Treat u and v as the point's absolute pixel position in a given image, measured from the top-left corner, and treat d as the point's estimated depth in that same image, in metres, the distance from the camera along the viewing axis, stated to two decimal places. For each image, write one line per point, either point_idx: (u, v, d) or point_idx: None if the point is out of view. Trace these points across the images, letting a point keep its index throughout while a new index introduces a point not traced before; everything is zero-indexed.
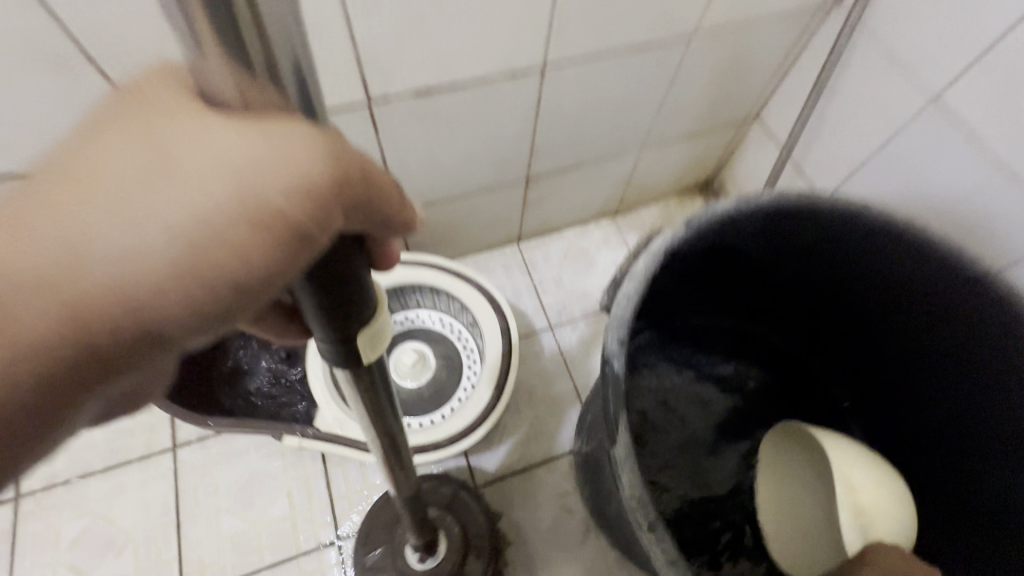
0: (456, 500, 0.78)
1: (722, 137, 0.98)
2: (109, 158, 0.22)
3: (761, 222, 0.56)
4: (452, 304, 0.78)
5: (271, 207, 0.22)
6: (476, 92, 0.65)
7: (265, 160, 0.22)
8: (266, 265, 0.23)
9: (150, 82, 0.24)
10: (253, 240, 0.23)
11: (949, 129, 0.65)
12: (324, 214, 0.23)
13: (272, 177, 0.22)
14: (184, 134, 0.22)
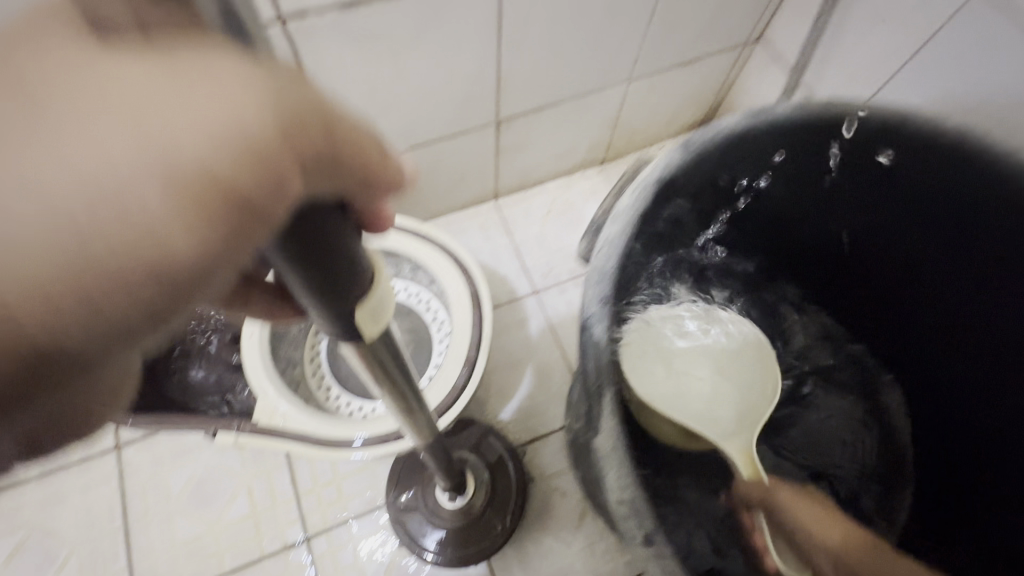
0: (483, 444, 0.75)
1: (721, 62, 0.85)
2: None
3: (773, 146, 0.46)
4: (415, 270, 0.68)
5: (189, 167, 0.13)
6: (418, 4, 0.54)
7: (164, 90, 0.13)
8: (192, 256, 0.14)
9: None
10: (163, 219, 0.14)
11: (999, 18, 0.53)
12: (273, 175, 0.14)
13: (180, 114, 0.13)
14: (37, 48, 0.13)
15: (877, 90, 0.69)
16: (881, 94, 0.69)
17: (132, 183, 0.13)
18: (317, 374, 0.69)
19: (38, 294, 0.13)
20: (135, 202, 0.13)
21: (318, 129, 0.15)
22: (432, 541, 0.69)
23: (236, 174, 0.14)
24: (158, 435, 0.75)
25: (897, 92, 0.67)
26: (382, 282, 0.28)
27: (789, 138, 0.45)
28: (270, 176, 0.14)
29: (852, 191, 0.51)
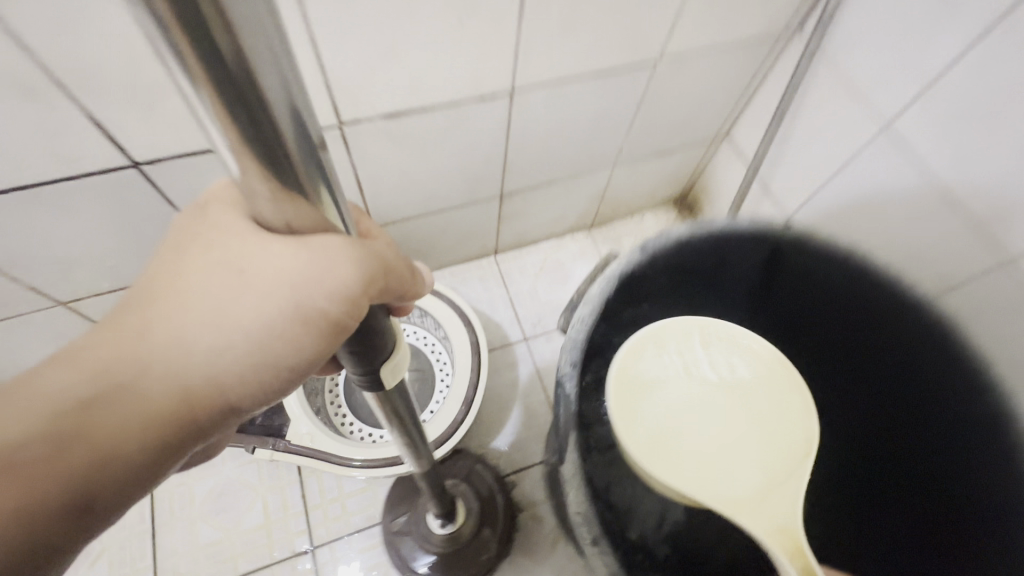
0: (473, 473, 0.86)
1: (693, 152, 1.01)
2: (197, 277, 0.32)
3: (713, 248, 0.60)
4: (423, 317, 0.81)
5: (319, 312, 0.33)
6: (446, 114, 0.67)
7: (309, 279, 0.31)
8: (317, 348, 0.34)
9: (215, 205, 0.33)
10: (307, 332, 0.34)
11: (898, 155, 0.69)
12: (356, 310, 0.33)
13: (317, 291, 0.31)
14: (248, 254, 0.31)
15: (807, 201, 0.87)
16: (807, 204, 0.87)
17: (298, 320, 0.33)
18: (336, 403, 0.80)
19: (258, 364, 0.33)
20: (300, 328, 0.33)
21: (376, 272, 0.34)
22: (423, 564, 0.79)
23: (350, 299, 0.32)
24: None
25: (820, 205, 0.84)
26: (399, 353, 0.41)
27: (726, 241, 0.59)
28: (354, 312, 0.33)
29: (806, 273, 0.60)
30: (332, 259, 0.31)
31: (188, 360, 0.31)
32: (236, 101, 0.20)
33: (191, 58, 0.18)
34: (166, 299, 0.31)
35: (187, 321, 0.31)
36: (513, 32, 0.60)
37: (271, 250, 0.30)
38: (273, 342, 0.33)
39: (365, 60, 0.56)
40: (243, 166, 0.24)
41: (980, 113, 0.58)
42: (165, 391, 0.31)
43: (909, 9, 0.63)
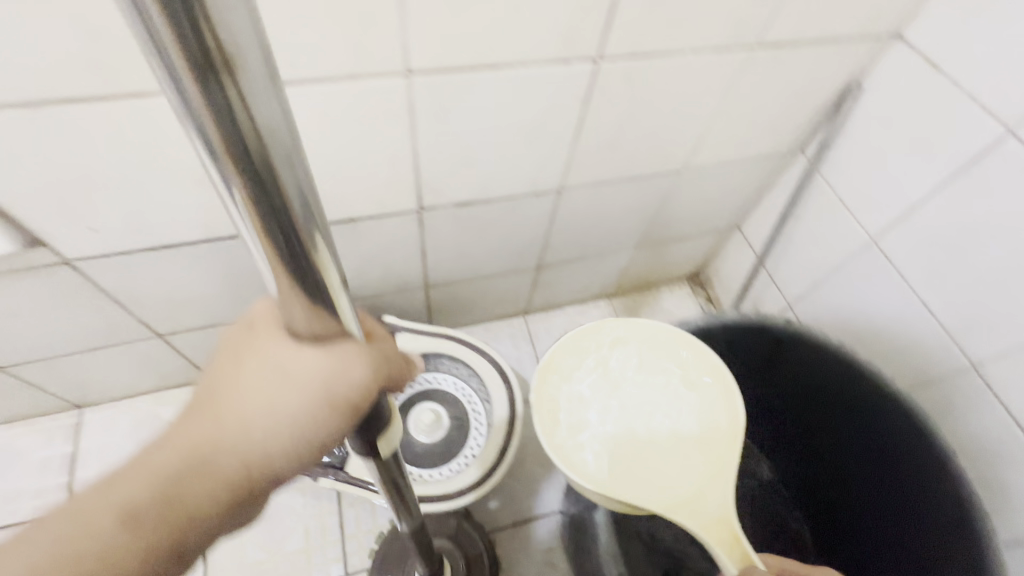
0: (461, 531, 0.91)
1: (708, 239, 1.14)
2: (242, 378, 0.37)
3: (724, 337, 0.73)
4: (463, 370, 0.90)
5: (341, 400, 0.37)
6: (506, 205, 0.80)
7: (334, 370, 0.37)
8: (337, 433, 0.39)
9: (255, 319, 0.39)
10: (330, 420, 0.38)
11: (882, 267, 0.83)
12: (368, 395, 0.39)
13: (338, 379, 0.37)
14: (286, 356, 0.37)
15: (802, 295, 1.00)
16: (802, 297, 1.00)
17: (326, 405, 0.37)
18: None
19: (289, 450, 0.38)
20: (328, 415, 0.38)
21: (379, 367, 0.40)
22: None
23: (360, 396, 0.38)
24: None
25: (814, 300, 0.98)
26: (393, 426, 0.50)
27: (733, 331, 0.72)
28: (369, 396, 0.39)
29: (801, 363, 0.73)
30: (347, 361, 0.37)
31: (218, 461, 0.36)
32: (273, 219, 0.28)
33: (242, 190, 0.26)
34: (216, 400, 0.37)
35: (235, 416, 0.37)
36: (569, 149, 0.72)
37: (298, 356, 0.37)
38: (291, 442, 0.37)
39: (450, 165, 0.69)
40: (276, 277, 0.32)
41: (947, 239, 0.73)
42: (215, 479, 0.36)
43: (892, 150, 0.77)
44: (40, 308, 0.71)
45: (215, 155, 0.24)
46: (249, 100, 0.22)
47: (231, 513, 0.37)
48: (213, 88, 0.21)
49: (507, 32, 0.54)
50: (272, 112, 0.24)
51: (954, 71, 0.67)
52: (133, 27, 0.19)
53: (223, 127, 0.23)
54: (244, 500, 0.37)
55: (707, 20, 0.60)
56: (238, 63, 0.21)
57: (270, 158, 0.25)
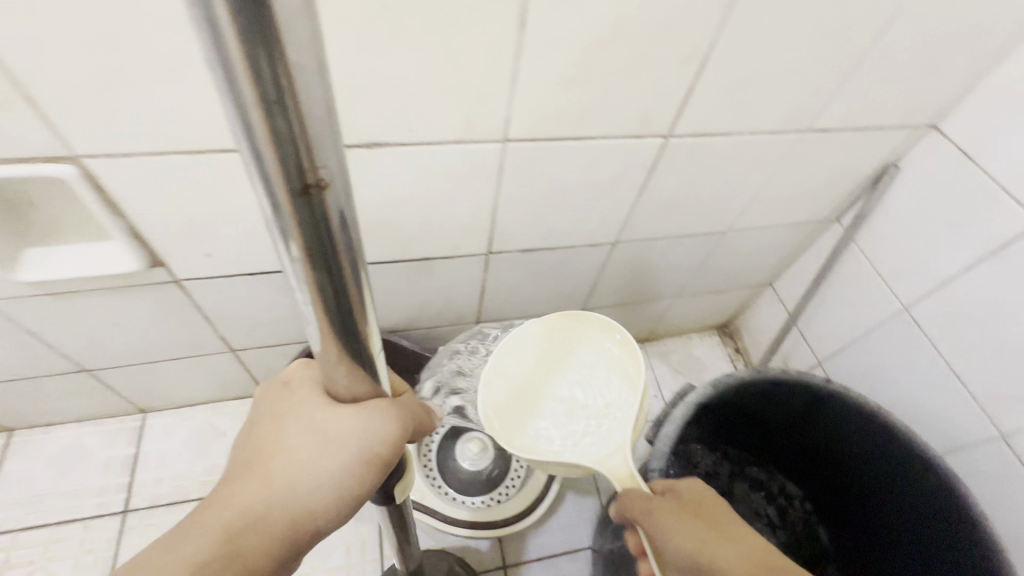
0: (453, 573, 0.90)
1: (741, 294, 1.20)
2: (288, 436, 0.43)
3: (764, 390, 0.77)
4: None
5: (375, 453, 0.43)
6: (563, 253, 0.87)
7: (369, 427, 0.43)
8: (371, 482, 0.45)
9: (295, 382, 0.46)
10: (366, 470, 0.44)
11: (914, 333, 0.88)
12: (397, 447, 0.45)
13: (374, 435, 0.43)
14: (327, 417, 0.43)
15: (836, 354, 1.05)
16: (836, 355, 1.05)
17: (363, 457, 0.43)
18: (430, 471, 0.91)
19: (330, 499, 0.43)
20: (364, 467, 0.44)
21: (405, 421, 0.46)
22: None
23: (390, 449, 0.44)
24: None
25: (848, 358, 1.02)
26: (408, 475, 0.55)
27: (774, 385, 0.77)
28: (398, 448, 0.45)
29: (832, 414, 0.77)
30: (378, 419, 0.43)
31: (271, 512, 0.41)
32: (330, 292, 0.32)
33: (308, 267, 0.31)
34: (267, 455, 0.43)
35: (284, 470, 0.43)
36: (629, 208, 0.80)
37: (337, 417, 0.43)
38: (332, 493, 0.43)
39: (522, 216, 0.76)
40: (324, 333, 0.36)
41: (975, 315, 0.78)
42: (268, 529, 0.41)
43: (926, 228, 0.84)
44: (141, 318, 0.78)
45: (290, 242, 0.29)
46: (324, 202, 0.27)
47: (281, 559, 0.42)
48: (299, 191, 0.25)
49: (594, 111, 0.62)
50: (340, 209, 0.29)
51: (986, 164, 0.74)
52: (245, 152, 0.24)
53: (301, 220, 0.27)
54: (289, 546, 0.42)
55: (766, 108, 0.68)
56: (321, 176, 0.25)
57: (335, 245, 0.30)
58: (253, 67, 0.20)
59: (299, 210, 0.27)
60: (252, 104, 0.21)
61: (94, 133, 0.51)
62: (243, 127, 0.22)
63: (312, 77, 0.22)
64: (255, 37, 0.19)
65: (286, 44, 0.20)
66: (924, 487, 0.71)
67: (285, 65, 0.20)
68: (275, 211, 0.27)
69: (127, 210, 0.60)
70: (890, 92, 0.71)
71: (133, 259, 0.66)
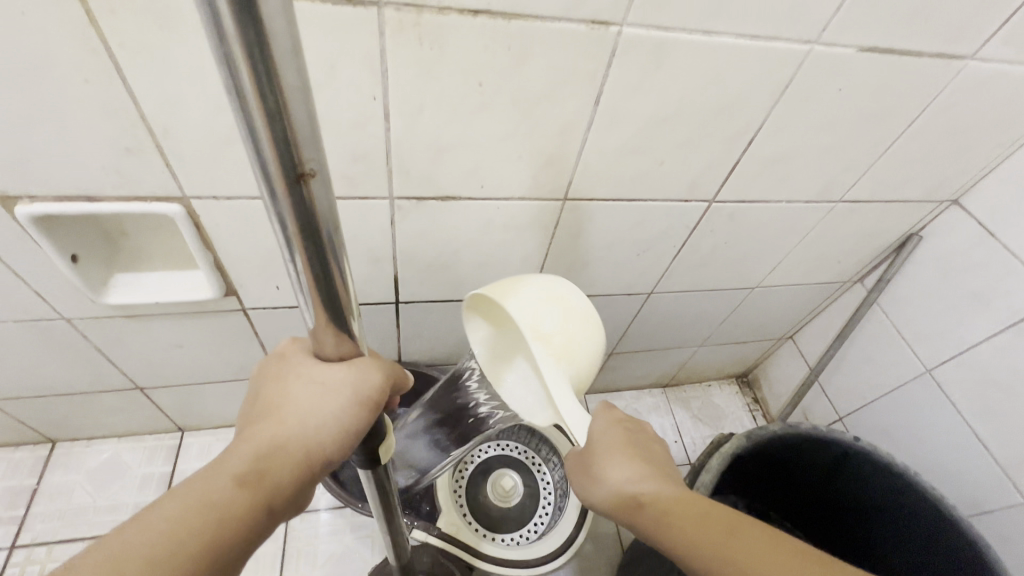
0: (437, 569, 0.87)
1: (762, 346, 1.23)
2: (287, 390, 0.44)
3: (795, 444, 0.80)
4: (533, 440, 0.98)
5: (366, 398, 0.45)
6: (601, 300, 0.92)
7: (358, 373, 0.44)
8: (364, 428, 0.46)
9: (287, 350, 0.47)
10: (361, 415, 0.45)
11: (937, 396, 0.91)
12: (383, 393, 0.46)
13: (364, 381, 0.45)
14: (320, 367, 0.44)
15: (860, 409, 1.07)
16: (862, 411, 1.07)
17: (359, 401, 0.44)
18: (460, 502, 0.92)
19: (330, 442, 0.44)
20: (360, 411, 0.45)
21: (386, 373, 0.47)
22: None
23: (379, 394, 0.46)
24: (317, 513, 1.01)
25: (874, 415, 1.04)
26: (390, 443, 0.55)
27: (805, 440, 0.80)
28: (383, 394, 0.46)
29: (861, 470, 0.80)
30: (366, 370, 0.45)
31: (278, 457, 0.41)
32: (320, 274, 0.35)
33: (303, 252, 0.33)
34: (268, 409, 0.44)
35: (286, 419, 0.43)
36: (668, 262, 0.85)
37: (329, 367, 0.44)
38: (331, 440, 0.44)
39: (569, 265, 0.81)
40: (314, 315, 0.38)
41: (1000, 382, 0.82)
42: (275, 469, 0.41)
43: (950, 295, 0.88)
44: (201, 342, 0.82)
45: (285, 227, 0.31)
46: (313, 190, 0.29)
47: (286, 505, 0.42)
48: (294, 184, 0.28)
49: (647, 177, 0.68)
50: (327, 197, 0.31)
51: (1007, 241, 0.79)
52: (246, 147, 0.27)
53: (295, 207, 0.30)
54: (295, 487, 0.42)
55: (803, 180, 0.74)
56: (311, 166, 0.28)
57: (325, 229, 0.32)
58: (255, 72, 0.23)
59: (295, 206, 0.30)
60: (254, 106, 0.24)
61: (203, 178, 0.57)
62: (246, 125, 0.25)
63: (300, 83, 0.25)
64: (257, 52, 0.22)
65: (277, 54, 0.23)
66: (952, 550, 0.72)
67: (277, 71, 0.23)
68: (272, 204, 0.30)
69: (214, 243, 0.65)
70: (916, 170, 0.77)
71: (211, 288, 0.70)
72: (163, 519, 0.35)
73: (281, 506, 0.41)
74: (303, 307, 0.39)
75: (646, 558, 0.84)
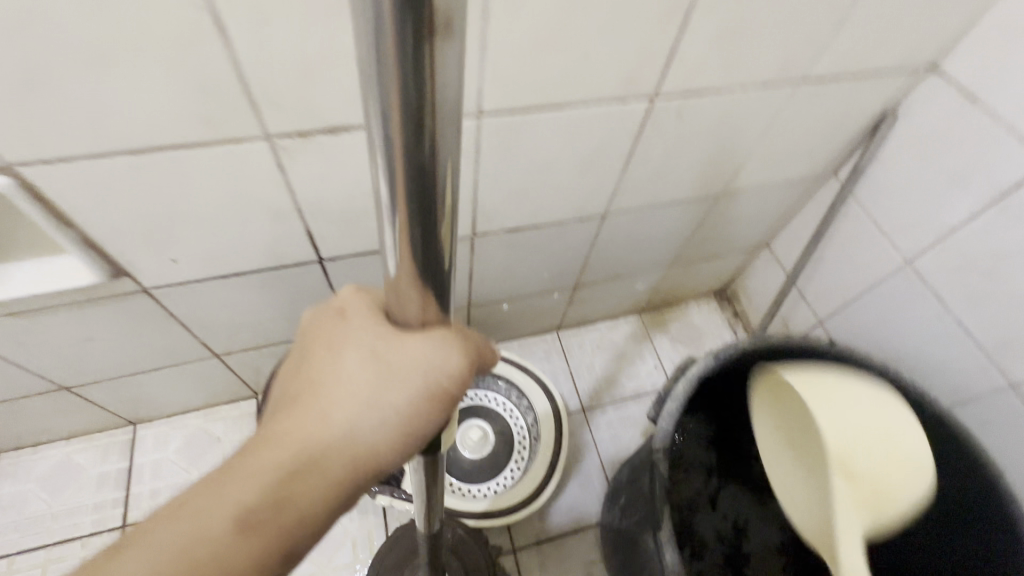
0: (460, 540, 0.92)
1: (738, 258, 1.16)
2: (342, 366, 0.38)
3: (768, 357, 0.75)
4: (505, 386, 0.93)
5: (443, 390, 0.39)
6: (552, 231, 0.84)
7: (434, 359, 0.38)
8: (436, 422, 0.40)
9: (347, 307, 0.40)
10: (431, 409, 0.39)
11: (919, 286, 0.85)
12: (464, 382, 0.40)
13: (438, 369, 0.38)
14: (391, 349, 0.38)
15: (840, 310, 1.01)
16: (843, 314, 1.01)
17: (428, 394, 0.38)
18: None
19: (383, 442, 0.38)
20: (426, 406, 0.39)
21: (472, 357, 0.40)
22: None
23: (456, 384, 0.39)
24: None
25: (855, 316, 0.98)
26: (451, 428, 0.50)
27: (777, 351, 0.74)
28: (460, 387, 0.40)
29: None
30: (445, 354, 0.38)
31: (317, 464, 0.37)
32: (415, 187, 0.28)
33: (400, 154, 0.26)
34: (312, 386, 0.38)
35: (335, 411, 0.37)
36: (618, 175, 0.76)
37: (401, 350, 0.38)
38: (393, 440, 0.38)
39: (505, 194, 0.73)
40: (400, 251, 0.32)
41: (984, 265, 0.76)
42: (318, 473, 0.37)
43: (929, 177, 0.80)
44: (113, 330, 0.74)
45: (386, 111, 0.24)
46: (439, 58, 0.22)
47: (342, 504, 0.39)
48: (417, 40, 0.21)
49: (572, 77, 0.57)
50: (453, 76, 0.24)
51: (991, 106, 0.70)
52: None
53: (407, 88, 0.23)
54: (345, 493, 0.38)
55: (756, 61, 0.64)
56: (443, 17, 0.21)
57: (437, 125, 0.25)
58: None
59: (402, 77, 0.22)
60: None
61: (25, 139, 0.46)
62: None
63: None
64: None
65: None
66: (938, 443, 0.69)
67: None
68: (374, 73, 0.23)
69: (75, 218, 0.55)
70: (887, 33, 0.66)
71: (92, 270, 0.62)
72: (200, 517, 0.35)
73: (331, 510, 0.38)
74: (384, 233, 0.33)
75: (624, 490, 0.81)
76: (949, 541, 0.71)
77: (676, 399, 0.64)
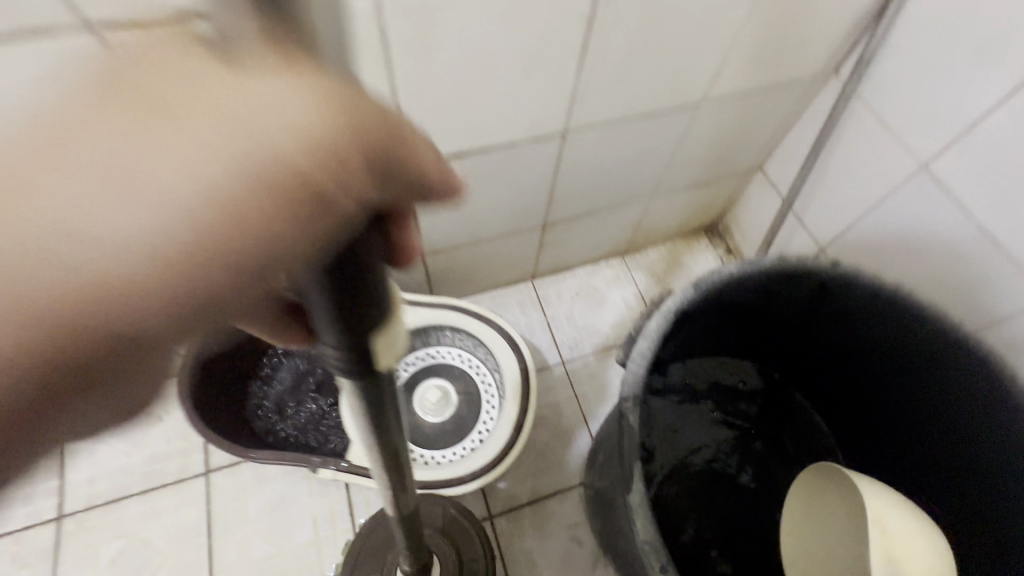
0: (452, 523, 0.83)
1: (728, 185, 1.04)
2: (96, 113, 0.20)
3: (762, 286, 0.63)
4: (467, 340, 0.83)
5: (307, 184, 0.21)
6: (505, 155, 0.72)
7: (287, 123, 0.20)
8: (296, 244, 0.22)
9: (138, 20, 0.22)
10: (277, 214, 0.21)
11: (937, 193, 0.72)
12: (356, 183, 0.22)
13: (293, 145, 0.20)
14: (194, 91, 0.20)
15: (842, 233, 0.89)
16: (846, 236, 0.88)
17: (258, 180, 0.21)
18: None
19: (157, 262, 0.21)
20: (257, 207, 0.21)
21: (376, 146, 0.22)
22: None
23: (339, 182, 0.21)
24: (240, 465, 0.89)
25: (859, 237, 0.86)
26: (396, 341, 0.35)
27: (773, 278, 0.61)
28: (343, 186, 0.22)
29: (839, 302, 0.65)
30: (310, 124, 0.20)
31: (24, 284, 0.21)
32: None
33: None
34: (30, 144, 0.20)
35: (72, 193, 0.20)
36: (573, 78, 0.64)
37: (219, 92, 0.20)
38: (192, 260, 0.21)
39: (436, 106, 0.60)
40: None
41: (1013, 159, 0.63)
42: (32, 303, 0.21)
43: (947, 58, 0.66)
44: None
45: None
46: None
47: (91, 373, 0.23)
48: None
49: None
50: None
51: None
52: None
53: None
54: (87, 345, 0.22)
55: None
56: None
57: None
58: None
59: None
60: None
61: None
62: None
63: None
64: None
65: None
66: (961, 369, 0.59)
67: None
68: None
69: None
70: None
71: None
72: None
73: (68, 380, 0.23)
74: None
75: (602, 447, 0.72)
76: (973, 471, 0.64)
77: (648, 338, 0.54)
